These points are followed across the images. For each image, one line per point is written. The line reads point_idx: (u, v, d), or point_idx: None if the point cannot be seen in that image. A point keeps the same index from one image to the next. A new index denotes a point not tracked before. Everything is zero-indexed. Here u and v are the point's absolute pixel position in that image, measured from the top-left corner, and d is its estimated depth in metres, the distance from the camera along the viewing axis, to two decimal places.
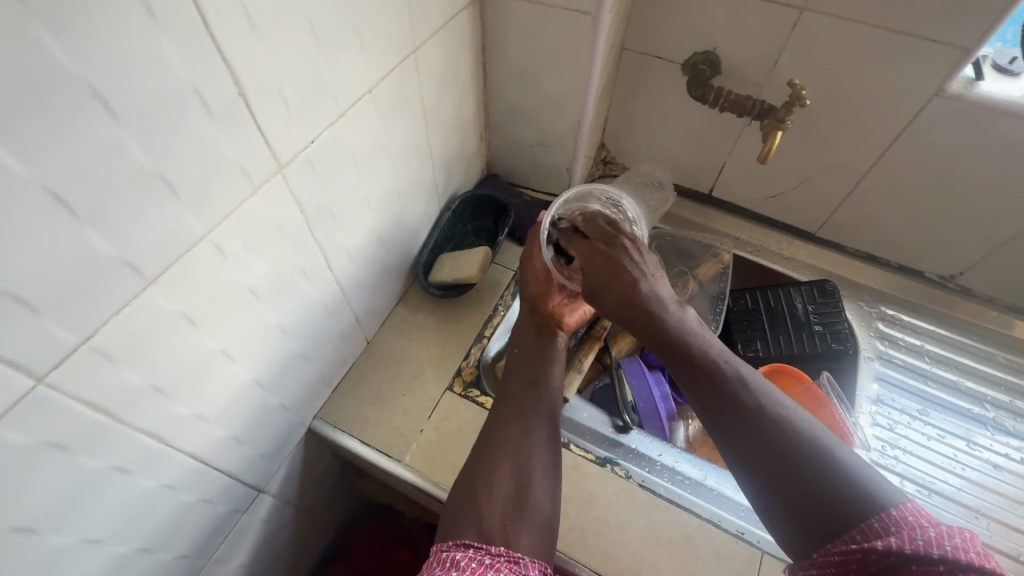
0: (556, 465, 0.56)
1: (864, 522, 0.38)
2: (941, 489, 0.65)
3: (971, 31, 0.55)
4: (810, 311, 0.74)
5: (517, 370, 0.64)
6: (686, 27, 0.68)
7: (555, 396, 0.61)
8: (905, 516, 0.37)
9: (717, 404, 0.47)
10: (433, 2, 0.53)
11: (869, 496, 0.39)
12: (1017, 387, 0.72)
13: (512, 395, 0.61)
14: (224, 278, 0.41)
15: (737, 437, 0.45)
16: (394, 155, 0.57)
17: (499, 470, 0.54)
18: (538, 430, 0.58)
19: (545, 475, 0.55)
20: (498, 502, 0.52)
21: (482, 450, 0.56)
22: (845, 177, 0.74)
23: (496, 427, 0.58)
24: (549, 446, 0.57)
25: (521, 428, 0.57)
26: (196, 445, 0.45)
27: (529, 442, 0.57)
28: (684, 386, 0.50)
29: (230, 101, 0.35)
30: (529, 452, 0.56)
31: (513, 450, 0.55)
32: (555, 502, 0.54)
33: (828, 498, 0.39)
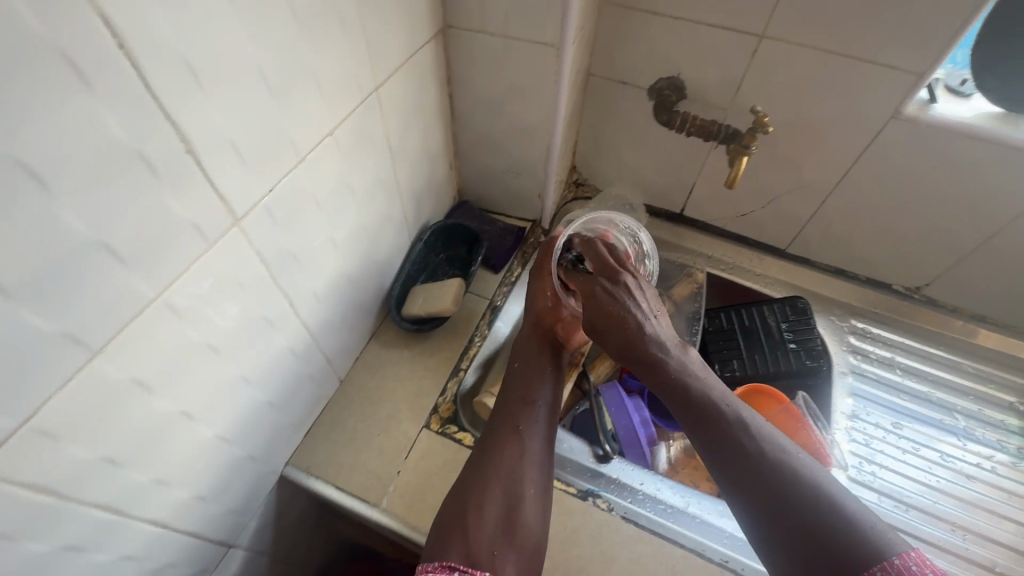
0: (547, 489, 0.56)
1: (866, 569, 0.39)
2: (917, 503, 0.65)
3: (922, 58, 0.57)
4: (784, 328, 0.75)
5: (514, 384, 0.62)
6: (651, 54, 0.69)
7: (551, 414, 0.61)
8: (908, 565, 0.38)
9: (721, 450, 0.48)
10: (394, 40, 0.53)
11: (870, 544, 0.40)
12: (984, 396, 0.74)
13: (507, 411, 0.60)
14: (181, 338, 0.39)
15: (738, 476, 0.46)
16: (360, 193, 0.56)
17: (490, 492, 0.54)
18: (533, 450, 0.57)
19: (537, 499, 0.55)
20: (487, 526, 0.52)
21: (474, 471, 0.55)
22: (811, 196, 0.75)
23: (489, 446, 0.57)
24: (542, 467, 0.57)
25: (517, 446, 0.56)
26: (157, 511, 0.43)
27: (523, 462, 0.56)
28: (688, 431, 0.51)
29: (178, 160, 0.34)
30: (523, 474, 0.55)
31: (507, 471, 0.55)
32: (544, 528, 0.54)
33: (834, 550, 0.40)
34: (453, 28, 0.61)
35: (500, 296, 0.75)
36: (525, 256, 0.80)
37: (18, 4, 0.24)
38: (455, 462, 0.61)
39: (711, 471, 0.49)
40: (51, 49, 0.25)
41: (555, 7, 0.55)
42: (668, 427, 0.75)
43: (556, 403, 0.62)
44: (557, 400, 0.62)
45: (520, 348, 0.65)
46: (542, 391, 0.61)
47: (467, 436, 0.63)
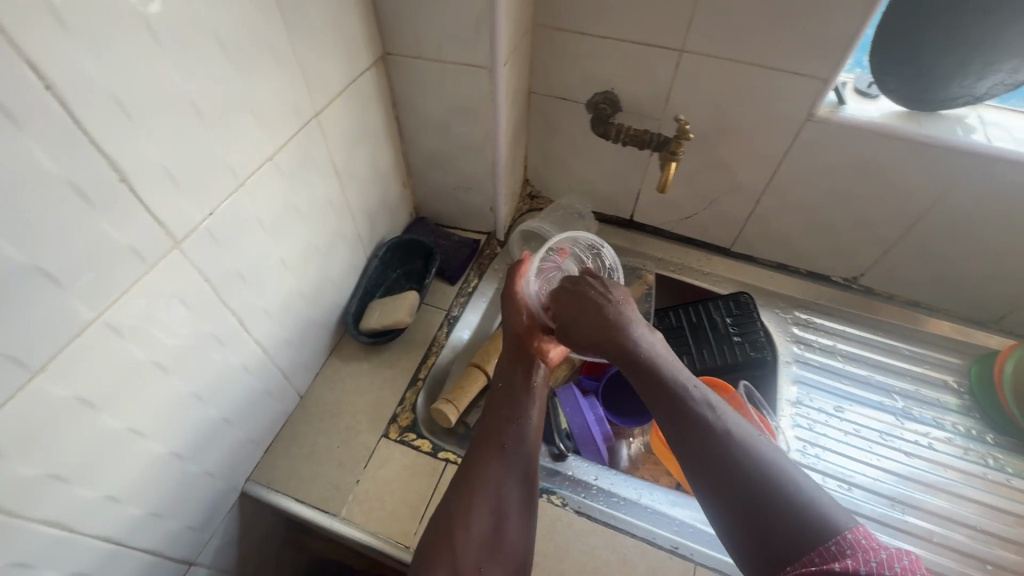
0: (530, 504, 0.58)
1: (822, 546, 0.40)
2: (859, 482, 0.69)
3: (824, 65, 0.62)
4: (728, 322, 0.79)
5: (498, 405, 0.64)
6: (585, 71, 0.73)
7: (534, 433, 0.62)
8: (859, 540, 0.39)
9: (684, 428, 0.50)
10: (331, 69, 0.56)
11: (826, 523, 0.41)
12: (920, 376, 0.78)
13: (490, 429, 0.62)
14: (126, 356, 0.41)
15: (702, 463, 0.48)
16: (307, 214, 0.59)
17: (477, 508, 0.55)
18: (516, 466, 0.59)
19: (520, 512, 0.57)
20: (473, 542, 0.54)
21: (459, 487, 0.57)
22: (746, 196, 0.80)
23: (474, 462, 0.59)
24: (525, 484, 0.59)
25: (502, 461, 0.59)
26: (109, 528, 0.44)
27: (507, 479, 0.58)
28: (656, 411, 0.53)
29: (111, 187, 0.36)
30: (507, 490, 0.57)
31: (493, 487, 0.57)
32: (528, 541, 0.56)
33: (791, 522, 0.42)
34: (392, 55, 0.65)
35: (457, 307, 0.78)
36: (481, 267, 0.84)
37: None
38: (413, 468, 0.63)
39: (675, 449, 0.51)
40: None
41: (483, 31, 0.59)
42: (623, 421, 0.78)
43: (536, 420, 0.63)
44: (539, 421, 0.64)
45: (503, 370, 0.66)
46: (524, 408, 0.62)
47: (425, 443, 0.65)
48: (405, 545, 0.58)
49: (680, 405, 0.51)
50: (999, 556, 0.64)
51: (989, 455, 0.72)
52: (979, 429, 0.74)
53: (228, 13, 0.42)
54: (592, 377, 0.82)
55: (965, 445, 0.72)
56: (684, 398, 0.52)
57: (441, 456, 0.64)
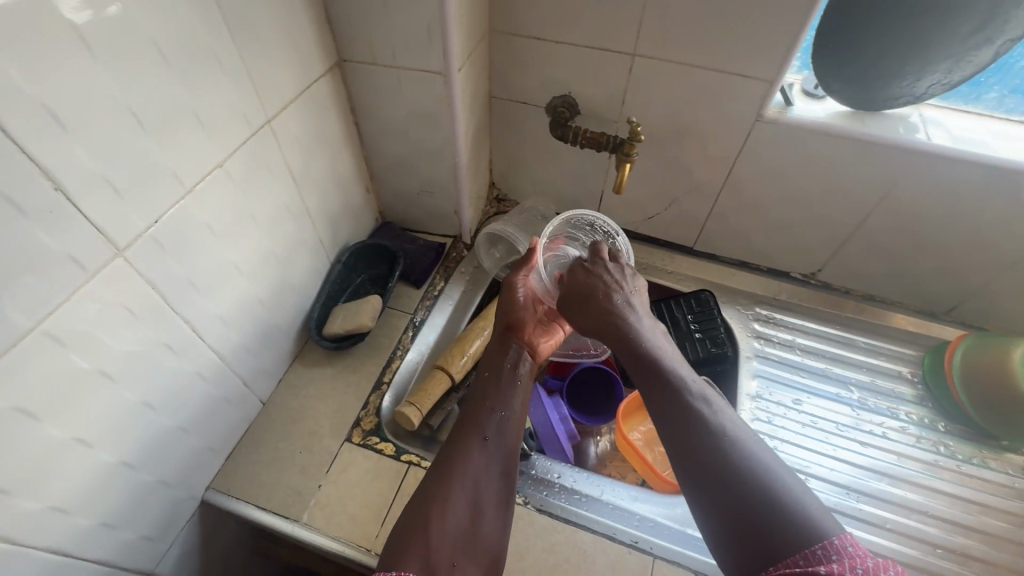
0: (507, 500, 0.57)
1: (809, 549, 0.40)
2: (816, 472, 0.71)
3: (768, 68, 0.64)
4: (689, 319, 0.81)
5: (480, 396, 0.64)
6: (542, 75, 0.75)
7: (515, 425, 0.62)
8: (846, 547, 0.40)
9: (678, 422, 0.51)
10: (282, 76, 0.56)
11: (812, 526, 0.42)
12: (875, 367, 0.80)
13: (470, 420, 0.61)
14: (69, 364, 0.41)
15: (691, 456, 0.49)
16: (263, 220, 0.59)
17: (455, 498, 0.53)
18: (496, 458, 0.58)
19: (497, 506, 0.56)
20: (449, 533, 0.51)
21: (436, 477, 0.55)
22: (704, 196, 0.82)
23: (452, 454, 0.57)
24: (503, 479, 0.58)
25: (483, 453, 0.58)
26: (55, 540, 0.44)
27: (487, 472, 0.57)
28: (652, 403, 0.54)
29: (46, 197, 0.36)
30: (486, 482, 0.56)
31: (472, 478, 0.56)
32: (502, 538, 0.55)
33: (774, 523, 0.43)
34: (349, 61, 0.65)
35: (422, 310, 0.79)
36: (447, 270, 0.84)
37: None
38: (376, 471, 0.63)
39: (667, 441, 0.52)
40: None
41: (435, 37, 0.60)
42: (588, 420, 0.78)
43: (518, 413, 0.63)
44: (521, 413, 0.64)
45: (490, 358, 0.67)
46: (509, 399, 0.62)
47: (388, 446, 0.65)
48: (366, 548, 0.58)
49: (674, 398, 0.53)
50: (949, 540, 0.66)
51: (940, 442, 0.74)
52: (932, 418, 0.76)
53: (167, 21, 0.42)
54: (558, 377, 0.83)
55: (918, 433, 0.75)
56: (679, 391, 0.53)
57: (404, 458, 0.64)
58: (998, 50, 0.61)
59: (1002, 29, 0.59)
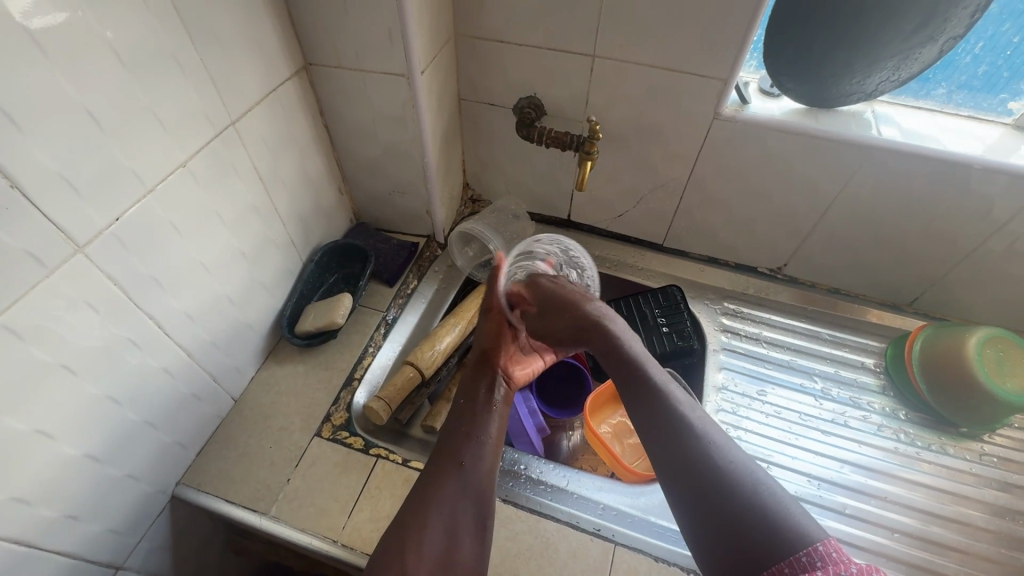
0: (485, 523, 0.57)
1: (792, 556, 0.41)
2: (778, 460, 0.72)
3: (721, 67, 0.66)
4: (657, 314, 0.82)
5: (458, 419, 0.65)
6: (508, 77, 0.77)
7: (493, 452, 0.62)
8: (830, 552, 0.40)
9: (660, 430, 0.54)
10: (247, 80, 0.58)
11: (797, 534, 0.42)
12: (838, 358, 0.82)
13: (448, 447, 0.61)
14: (26, 357, 0.42)
15: (677, 466, 0.51)
16: (231, 220, 0.61)
17: (432, 523, 0.54)
18: (473, 483, 0.58)
19: (474, 534, 0.55)
20: (426, 561, 0.51)
21: (414, 504, 0.56)
22: (670, 193, 0.83)
23: (429, 481, 0.58)
24: (480, 502, 0.58)
25: (457, 478, 0.58)
26: (17, 530, 0.45)
27: (464, 498, 0.57)
28: (636, 414, 0.57)
29: (3, 193, 0.38)
30: (462, 507, 0.56)
31: (447, 504, 0.56)
32: (480, 561, 0.54)
33: (759, 530, 0.44)
34: (315, 65, 0.67)
35: (394, 308, 0.80)
36: (420, 268, 0.86)
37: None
38: (344, 465, 0.64)
39: (650, 451, 0.54)
40: None
41: (396, 41, 0.62)
42: (558, 414, 0.80)
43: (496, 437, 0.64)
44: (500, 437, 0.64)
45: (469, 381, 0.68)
46: (485, 424, 0.63)
47: (357, 440, 0.67)
48: (332, 539, 0.59)
49: (658, 409, 0.55)
50: (910, 524, 0.67)
51: (901, 430, 0.76)
52: (894, 406, 0.78)
53: (124, 26, 0.44)
54: None
55: (881, 421, 0.76)
56: (664, 401, 0.55)
57: (373, 451, 0.66)
58: (942, 48, 0.64)
59: (943, 28, 0.61)
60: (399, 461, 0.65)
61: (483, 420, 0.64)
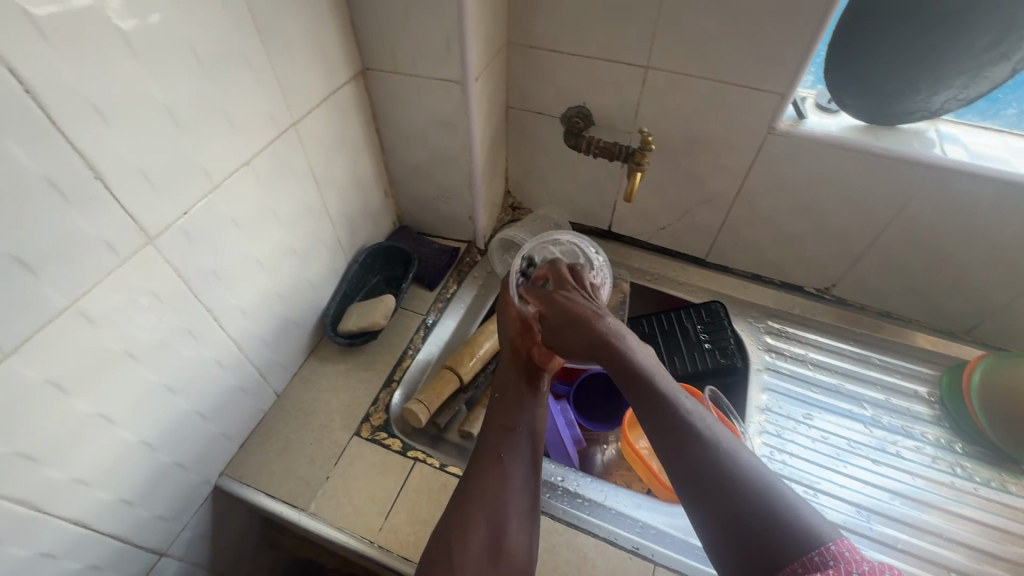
0: (531, 511, 0.56)
1: (806, 555, 0.40)
2: (825, 488, 0.69)
3: (781, 82, 0.65)
4: (699, 330, 0.81)
5: (495, 412, 0.64)
6: (558, 86, 0.77)
7: (533, 443, 0.61)
8: (842, 551, 0.40)
9: (663, 428, 0.51)
10: (309, 83, 0.60)
11: (809, 534, 0.41)
12: (891, 385, 0.79)
13: (488, 441, 0.61)
14: (95, 343, 0.43)
15: (688, 469, 0.48)
16: (285, 218, 0.62)
17: (476, 519, 0.54)
18: (516, 477, 0.58)
19: (521, 524, 0.55)
20: (472, 556, 0.52)
21: (457, 501, 0.56)
22: (716, 208, 0.82)
23: (470, 476, 0.58)
24: (525, 491, 0.57)
25: (497, 472, 0.57)
26: (77, 511, 0.46)
27: (506, 491, 0.56)
28: (638, 410, 0.54)
29: (86, 184, 0.39)
30: (507, 500, 0.56)
31: (490, 499, 0.55)
32: (529, 552, 0.54)
33: (774, 532, 0.42)
34: (372, 70, 0.69)
35: (434, 312, 0.80)
36: (460, 273, 0.86)
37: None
38: (383, 466, 0.65)
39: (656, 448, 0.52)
40: None
41: (453, 48, 0.62)
42: (595, 427, 0.79)
43: (537, 427, 0.63)
44: (539, 427, 0.63)
45: (503, 378, 0.66)
46: (523, 417, 0.62)
47: (396, 441, 0.67)
48: (370, 540, 0.59)
49: (661, 407, 0.52)
50: (966, 564, 0.64)
51: (957, 464, 0.72)
52: (949, 438, 0.74)
53: (203, 26, 0.45)
54: (565, 383, 0.84)
55: (935, 453, 0.73)
56: (670, 401, 0.53)
57: (411, 454, 0.66)
58: (1017, 66, 0.60)
59: (1017, 45, 0.58)
60: (436, 465, 0.64)
61: (520, 413, 0.63)
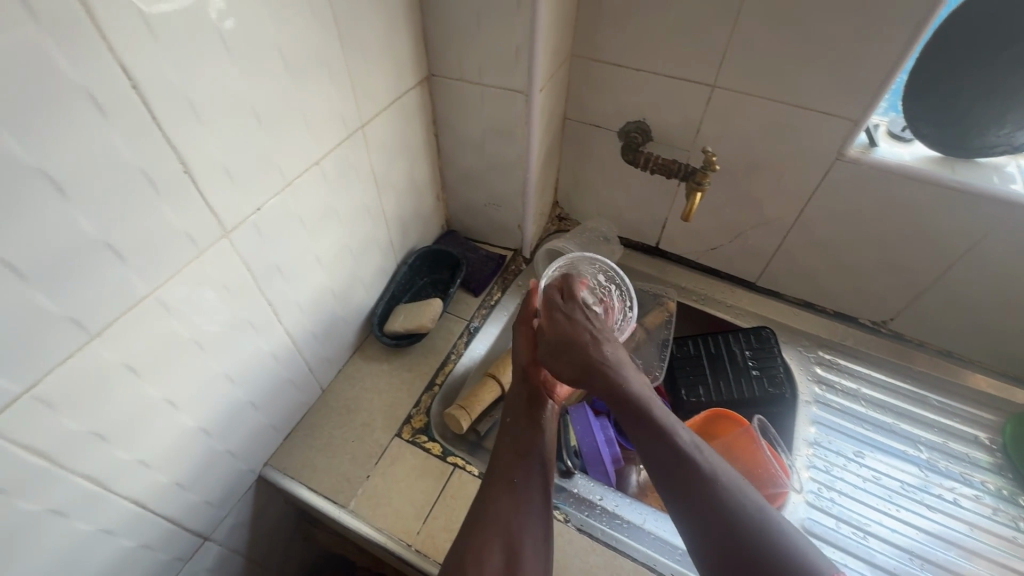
0: (545, 536, 0.55)
1: None
2: (875, 531, 0.66)
3: (857, 108, 0.63)
4: (747, 356, 0.79)
5: (505, 434, 0.62)
6: (619, 100, 0.76)
7: (545, 469, 0.60)
8: None
9: (660, 463, 0.51)
10: (379, 87, 0.61)
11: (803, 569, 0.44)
12: (950, 429, 0.75)
13: (500, 464, 0.60)
14: (168, 330, 0.45)
15: (693, 509, 0.48)
16: (346, 218, 0.63)
17: (491, 542, 0.53)
18: (528, 500, 0.57)
19: (536, 548, 0.54)
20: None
21: (471, 521, 0.55)
22: (773, 231, 0.80)
23: (484, 498, 0.57)
24: (539, 516, 0.56)
25: (511, 496, 0.56)
26: (137, 491, 0.48)
27: (519, 516, 0.56)
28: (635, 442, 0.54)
29: (177, 177, 0.41)
30: (520, 525, 0.55)
31: (504, 523, 0.54)
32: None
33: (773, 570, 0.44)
34: (437, 76, 0.69)
35: (478, 318, 0.81)
36: (505, 281, 0.86)
37: (46, 41, 0.30)
38: (422, 469, 0.65)
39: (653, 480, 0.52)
40: (75, 87, 0.32)
41: (522, 59, 0.63)
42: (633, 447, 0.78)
43: (550, 451, 0.62)
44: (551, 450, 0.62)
45: (512, 401, 0.65)
46: (535, 442, 0.61)
47: (436, 445, 0.67)
48: (406, 543, 0.59)
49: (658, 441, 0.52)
50: None
51: (1020, 517, 0.68)
52: (1011, 490, 0.70)
53: (292, 30, 0.46)
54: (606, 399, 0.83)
55: (994, 504, 0.69)
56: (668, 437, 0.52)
57: (450, 460, 0.66)
58: None
59: None
60: (475, 473, 0.64)
61: (532, 436, 0.62)
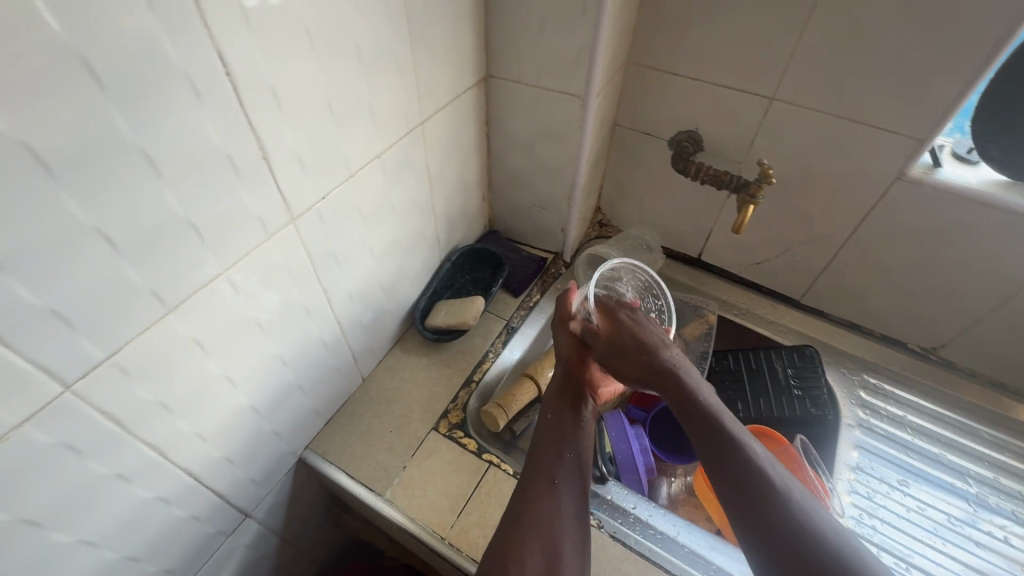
0: (584, 541, 0.54)
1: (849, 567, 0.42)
2: (920, 563, 0.64)
3: (923, 127, 0.61)
4: (789, 374, 0.77)
5: (545, 436, 0.62)
6: (672, 109, 0.76)
7: (584, 472, 0.59)
8: None
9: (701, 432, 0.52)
10: (441, 86, 0.62)
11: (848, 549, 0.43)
12: (1002, 464, 0.72)
13: (540, 466, 0.59)
14: (234, 309, 0.46)
15: (736, 478, 0.48)
16: (399, 212, 0.64)
17: (532, 542, 0.52)
18: (569, 502, 0.56)
19: (576, 553, 0.53)
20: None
21: (510, 520, 0.54)
22: (822, 249, 0.79)
23: (524, 499, 0.56)
24: (579, 519, 0.55)
25: (552, 497, 0.55)
26: (192, 463, 0.49)
27: (559, 518, 0.54)
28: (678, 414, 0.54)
29: (256, 161, 0.42)
30: (562, 528, 0.53)
31: (546, 526, 0.53)
32: None
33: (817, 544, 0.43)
34: (495, 78, 0.70)
35: (517, 318, 0.81)
36: (545, 283, 0.87)
37: (159, 28, 0.32)
38: (457, 464, 0.65)
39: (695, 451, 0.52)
40: (178, 71, 0.34)
41: (582, 63, 0.63)
42: (666, 458, 0.77)
43: (588, 454, 0.61)
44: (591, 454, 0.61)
45: (553, 401, 0.64)
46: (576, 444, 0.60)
47: (471, 441, 0.67)
48: (440, 536, 0.60)
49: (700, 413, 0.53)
50: None
51: None
52: None
53: (369, 26, 0.48)
54: (640, 408, 0.82)
55: None
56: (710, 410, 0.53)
57: (485, 457, 0.66)
58: None
59: None
60: (509, 472, 0.64)
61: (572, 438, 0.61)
